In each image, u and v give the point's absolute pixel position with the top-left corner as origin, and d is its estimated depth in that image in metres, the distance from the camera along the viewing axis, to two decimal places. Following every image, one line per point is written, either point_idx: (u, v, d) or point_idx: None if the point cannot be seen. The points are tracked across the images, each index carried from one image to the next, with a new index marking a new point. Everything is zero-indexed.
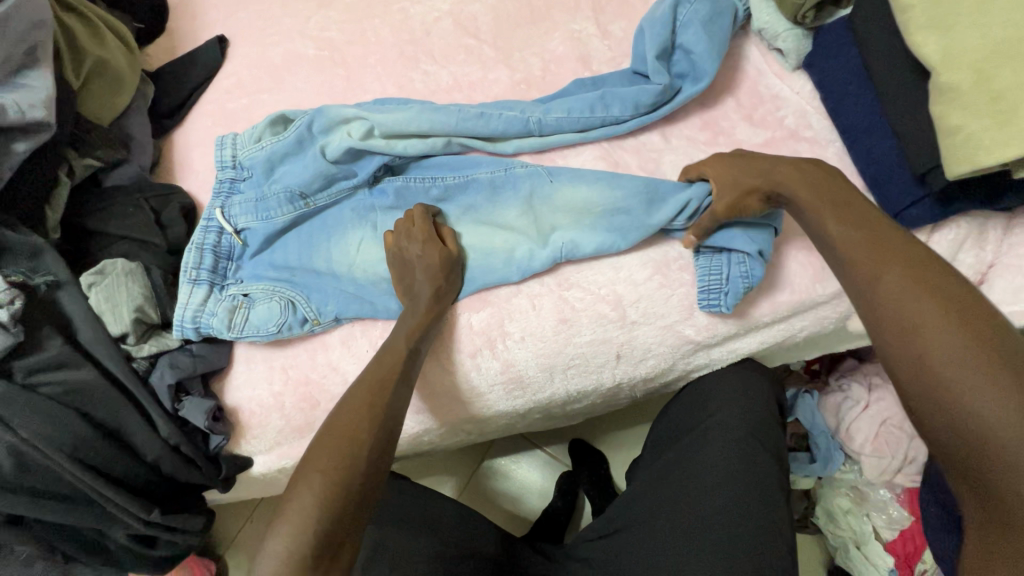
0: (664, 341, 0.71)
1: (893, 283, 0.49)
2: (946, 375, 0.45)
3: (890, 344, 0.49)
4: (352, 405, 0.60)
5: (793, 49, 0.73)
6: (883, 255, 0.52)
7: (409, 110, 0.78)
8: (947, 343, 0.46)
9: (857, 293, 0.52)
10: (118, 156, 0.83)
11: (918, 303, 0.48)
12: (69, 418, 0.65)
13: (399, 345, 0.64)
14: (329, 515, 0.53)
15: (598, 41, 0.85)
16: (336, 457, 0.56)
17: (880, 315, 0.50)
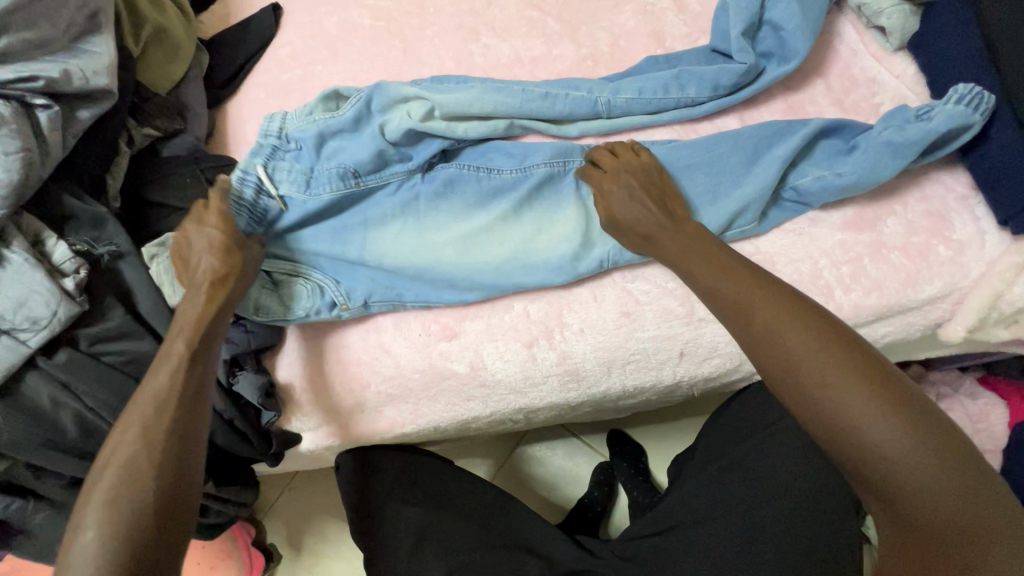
0: (733, 341, 0.67)
1: (772, 320, 0.51)
2: (863, 425, 0.46)
3: (802, 400, 0.49)
4: (167, 353, 0.57)
5: (898, 27, 0.65)
6: (763, 306, 0.52)
7: (473, 91, 0.73)
8: (857, 402, 0.47)
9: (743, 332, 0.53)
10: (174, 126, 0.82)
11: (812, 359, 0.49)
12: (130, 387, 0.65)
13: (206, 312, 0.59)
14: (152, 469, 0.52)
15: (673, 15, 0.80)
16: (138, 433, 0.53)
17: (759, 343, 0.51)
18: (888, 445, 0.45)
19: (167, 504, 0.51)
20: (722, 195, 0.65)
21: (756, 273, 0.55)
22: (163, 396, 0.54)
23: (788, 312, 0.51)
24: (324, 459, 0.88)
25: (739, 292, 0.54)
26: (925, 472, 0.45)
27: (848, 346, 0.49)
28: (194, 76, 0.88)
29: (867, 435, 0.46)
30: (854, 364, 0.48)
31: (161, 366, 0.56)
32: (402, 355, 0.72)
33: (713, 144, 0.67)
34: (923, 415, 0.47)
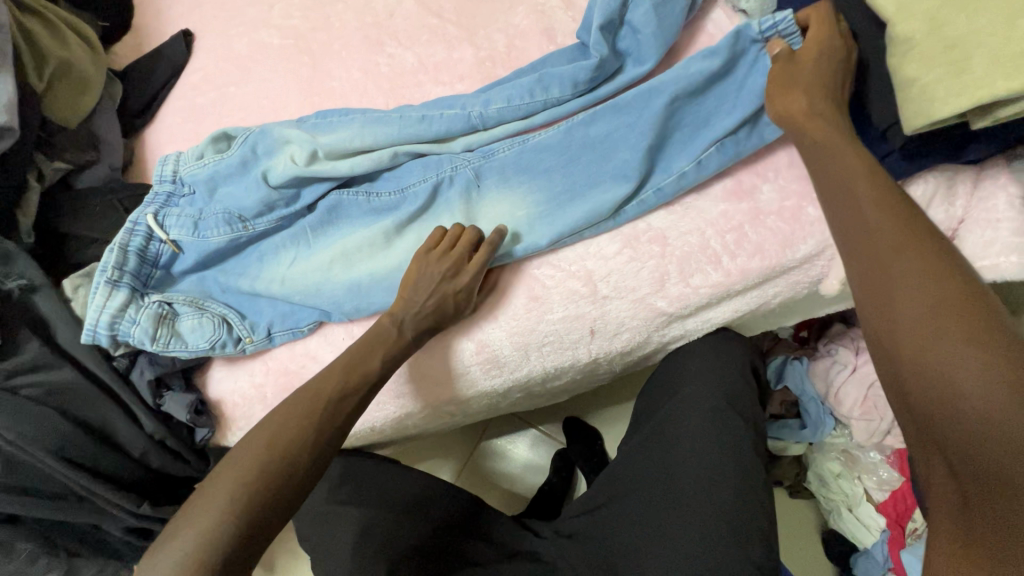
0: (637, 315, 0.70)
1: (905, 272, 0.47)
2: (965, 390, 0.41)
3: (918, 364, 0.44)
4: (286, 413, 0.60)
5: (757, 8, 0.71)
6: (906, 261, 0.47)
7: (353, 126, 0.78)
8: (967, 369, 0.42)
9: (867, 281, 0.49)
10: (87, 158, 0.83)
11: (969, 316, 0.44)
12: (53, 418, 0.66)
13: (379, 345, 0.66)
14: (265, 497, 0.54)
15: (563, 13, 0.84)
16: (257, 462, 0.56)
17: (880, 291, 0.48)
18: (983, 403, 0.40)
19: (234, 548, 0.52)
20: (579, 197, 0.71)
21: (916, 220, 0.50)
22: (271, 458, 0.56)
23: (940, 273, 0.46)
24: None
25: (884, 242, 0.49)
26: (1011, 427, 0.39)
27: (968, 297, 0.45)
28: (106, 107, 0.89)
29: (964, 401, 0.41)
30: (973, 329, 0.43)
31: (268, 423, 0.59)
32: (328, 360, 0.75)
33: (568, 151, 0.73)
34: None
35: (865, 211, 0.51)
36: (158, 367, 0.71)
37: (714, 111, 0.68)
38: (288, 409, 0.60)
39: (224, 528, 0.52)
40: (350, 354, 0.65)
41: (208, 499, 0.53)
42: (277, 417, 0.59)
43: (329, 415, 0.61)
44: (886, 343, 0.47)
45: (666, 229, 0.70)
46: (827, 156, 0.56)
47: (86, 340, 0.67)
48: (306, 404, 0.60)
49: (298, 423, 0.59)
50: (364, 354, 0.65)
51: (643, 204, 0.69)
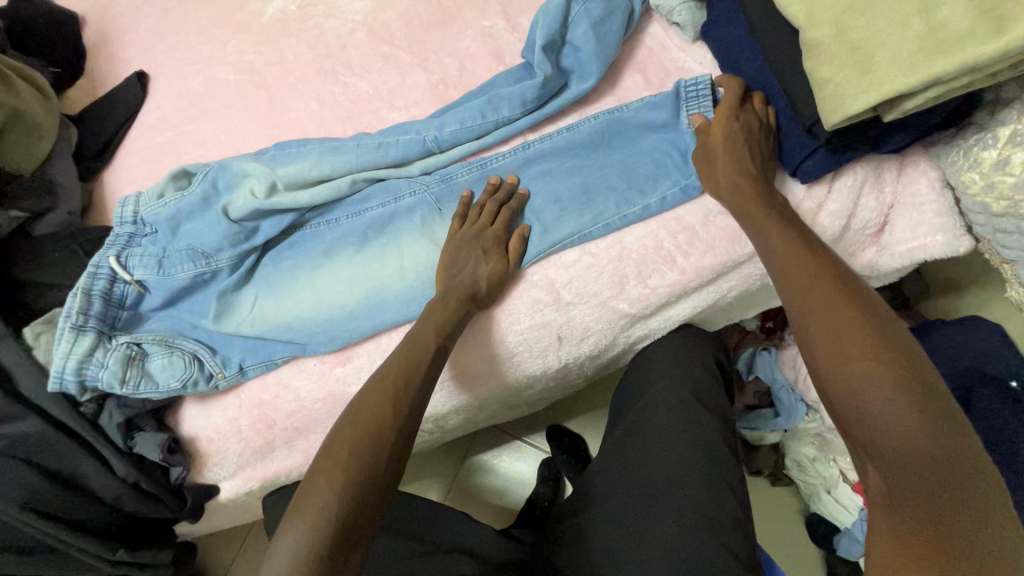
0: (601, 318, 0.73)
1: (817, 295, 0.54)
2: (861, 385, 0.49)
3: (822, 367, 0.52)
4: (368, 407, 0.60)
5: (689, 21, 0.75)
6: (826, 281, 0.55)
7: (311, 157, 0.79)
8: (876, 381, 0.48)
9: (794, 309, 0.56)
10: (44, 205, 0.83)
11: (833, 316, 0.53)
12: (16, 468, 0.65)
13: (430, 325, 0.66)
14: (364, 466, 0.56)
15: (509, 35, 0.87)
16: (358, 437, 0.57)
17: (807, 313, 0.55)
18: (891, 404, 0.47)
19: (343, 529, 0.52)
20: (540, 214, 0.73)
21: (813, 246, 0.58)
22: (341, 503, 0.53)
23: (844, 293, 0.54)
24: (252, 506, 0.89)
25: (796, 270, 0.57)
26: (922, 420, 0.46)
27: (869, 311, 0.53)
28: (61, 152, 0.88)
29: (865, 392, 0.48)
30: (864, 339, 0.51)
31: (334, 474, 0.55)
32: (301, 388, 0.75)
33: (525, 168, 0.77)
34: (903, 369, 0.48)
35: (779, 253, 0.59)
36: (127, 410, 0.70)
37: (667, 152, 0.73)
38: (341, 449, 0.57)
39: (328, 504, 0.53)
40: (394, 391, 0.61)
41: (319, 473, 0.55)
42: (343, 465, 0.55)
43: (400, 445, 0.59)
44: (807, 352, 0.54)
45: (623, 230, 0.72)
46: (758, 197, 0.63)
47: (52, 388, 0.66)
48: (356, 452, 0.56)
49: (359, 475, 0.55)
50: (406, 387, 0.62)
51: (608, 229, 0.72)
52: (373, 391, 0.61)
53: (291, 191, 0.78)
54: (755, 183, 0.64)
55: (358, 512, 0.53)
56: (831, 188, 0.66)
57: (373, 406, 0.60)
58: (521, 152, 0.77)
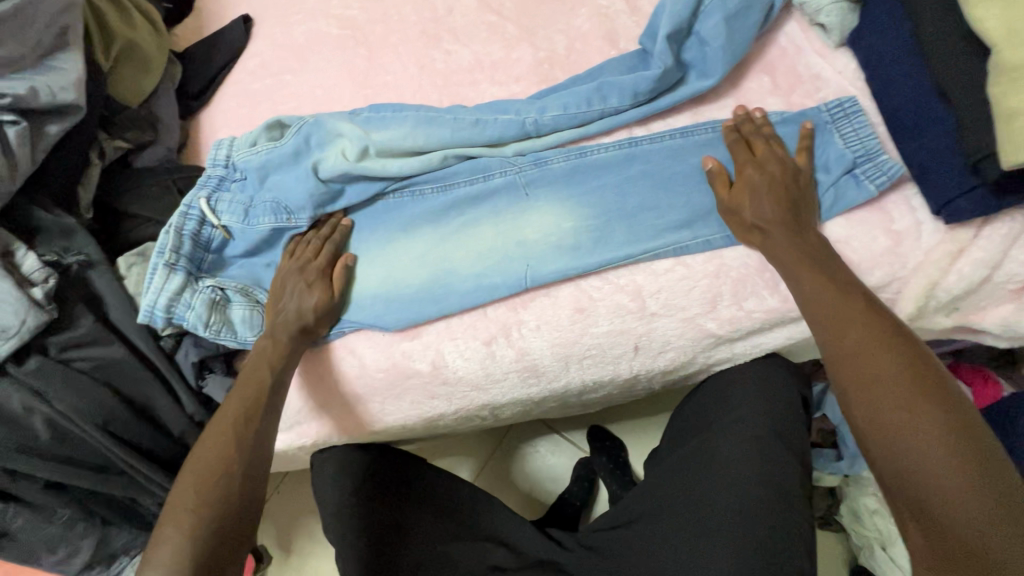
0: (684, 334, 0.69)
1: (860, 341, 0.53)
2: (937, 472, 0.45)
3: (859, 415, 0.51)
4: (209, 441, 0.60)
5: (838, 24, 0.67)
6: (906, 354, 0.52)
7: (405, 125, 0.77)
8: (919, 434, 0.47)
9: (831, 353, 0.55)
10: (145, 139, 0.85)
11: (906, 390, 0.49)
12: (99, 391, 0.67)
13: (261, 364, 0.66)
14: (187, 506, 0.55)
15: (626, 17, 0.82)
16: (197, 473, 0.58)
17: (846, 361, 0.53)
18: (932, 456, 0.46)
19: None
20: (632, 219, 0.70)
21: (867, 296, 0.56)
22: (184, 548, 0.53)
23: (887, 340, 0.52)
24: (301, 459, 0.91)
25: (842, 312, 0.55)
26: (964, 476, 0.45)
27: (916, 360, 0.51)
28: (166, 88, 0.90)
29: (937, 479, 0.45)
30: (906, 390, 0.49)
31: (190, 500, 0.56)
32: (365, 355, 0.74)
33: (624, 164, 0.73)
34: (948, 424, 0.47)
35: (822, 290, 0.56)
36: (203, 350, 0.72)
37: (783, 176, 0.65)
38: (182, 492, 0.57)
39: (186, 547, 0.53)
40: (232, 424, 0.61)
41: (167, 514, 0.56)
42: (195, 494, 0.56)
43: (249, 480, 0.59)
44: (845, 401, 0.53)
45: (724, 247, 0.67)
46: (793, 240, 0.59)
47: (142, 321, 0.69)
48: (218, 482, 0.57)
49: (210, 505, 0.56)
50: (252, 417, 0.62)
51: (709, 247, 0.67)
52: (217, 425, 0.62)
53: (380, 157, 0.76)
54: (784, 211, 0.61)
55: (203, 559, 0.53)
56: (979, 233, 0.58)
57: (209, 442, 0.60)
58: (624, 148, 0.73)
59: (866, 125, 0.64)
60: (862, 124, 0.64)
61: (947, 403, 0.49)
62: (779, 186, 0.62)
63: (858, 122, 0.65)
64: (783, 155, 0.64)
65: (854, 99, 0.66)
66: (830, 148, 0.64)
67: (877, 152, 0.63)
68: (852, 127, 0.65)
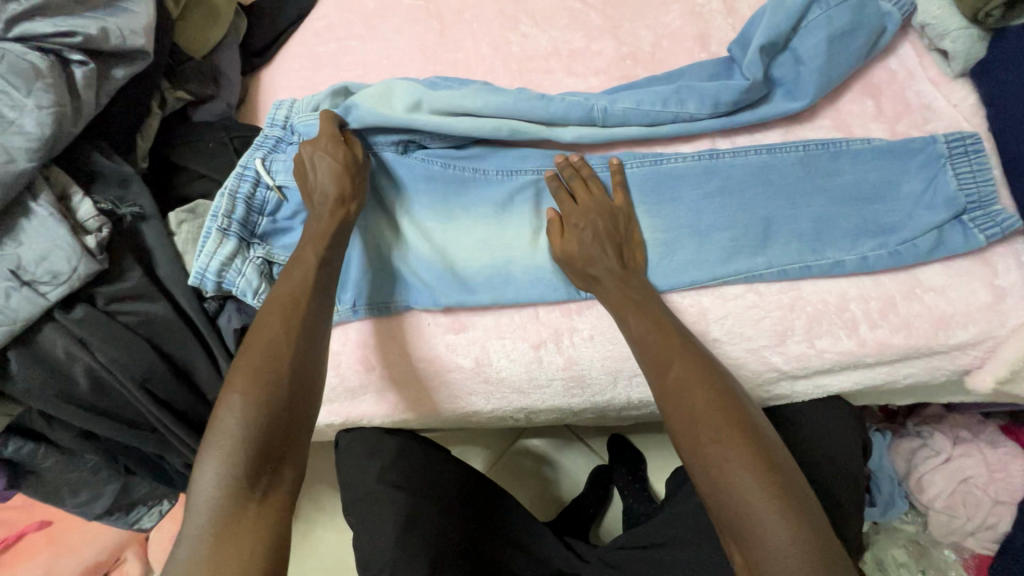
0: (747, 366, 0.64)
1: (677, 375, 0.54)
2: (764, 523, 0.47)
3: (684, 448, 0.52)
4: (262, 322, 0.57)
5: (962, 52, 0.63)
6: (704, 390, 0.53)
7: (466, 95, 0.72)
8: (735, 468, 0.49)
9: (653, 384, 0.56)
10: (208, 92, 0.82)
11: (733, 434, 0.51)
12: (142, 348, 0.66)
13: (308, 244, 0.63)
14: (258, 381, 0.52)
15: (721, 20, 0.77)
16: (259, 349, 0.54)
17: (666, 395, 0.54)
18: (755, 497, 0.48)
19: (263, 450, 0.50)
20: (712, 237, 0.65)
21: (678, 331, 0.59)
22: (249, 418, 0.50)
23: (698, 375, 0.55)
24: (324, 435, 0.90)
25: (657, 346, 0.57)
26: (795, 526, 0.46)
27: (709, 394, 0.53)
28: (230, 42, 0.87)
29: (769, 533, 0.46)
30: (731, 429, 0.51)
31: (233, 393, 0.52)
32: (409, 343, 0.72)
33: (709, 173, 0.67)
34: (744, 459, 0.49)
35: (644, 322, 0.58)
36: (245, 316, 0.71)
37: (881, 211, 0.62)
38: (239, 372, 0.53)
39: (244, 420, 0.50)
40: (283, 308, 0.58)
41: (227, 391, 0.52)
42: (244, 390, 0.51)
43: (301, 371, 0.55)
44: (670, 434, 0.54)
45: (801, 278, 0.63)
46: (618, 275, 0.62)
47: (192, 283, 0.68)
48: (267, 377, 0.52)
49: (265, 404, 0.51)
50: (297, 311, 0.58)
51: (784, 276, 0.63)
52: (266, 310, 0.58)
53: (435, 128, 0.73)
54: (614, 260, 0.62)
55: (271, 426, 0.51)
56: None
57: (264, 324, 0.57)
58: (704, 160, 0.68)
59: (987, 165, 0.59)
60: (982, 164, 0.60)
61: (761, 445, 0.51)
62: (605, 236, 0.63)
63: (978, 160, 0.60)
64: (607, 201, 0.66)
65: (979, 136, 0.61)
66: (941, 187, 0.61)
67: (990, 200, 0.59)
68: (972, 164, 0.60)
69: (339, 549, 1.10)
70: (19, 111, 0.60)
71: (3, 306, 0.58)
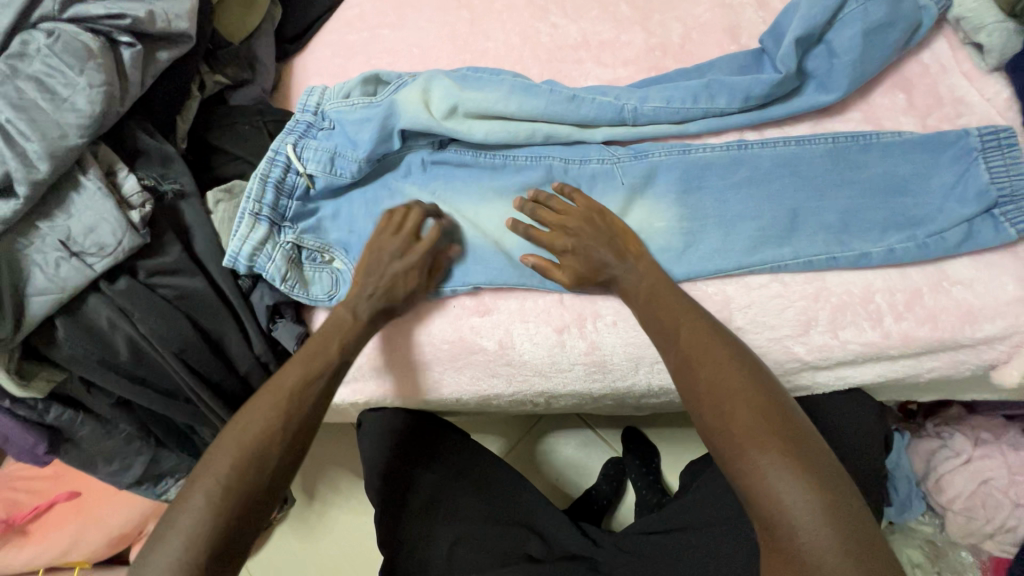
0: (769, 355, 0.64)
1: (695, 351, 0.56)
2: (776, 492, 0.47)
3: (703, 424, 0.53)
4: (253, 412, 0.57)
5: (998, 46, 0.63)
6: (709, 363, 0.54)
7: (499, 91, 0.74)
8: (752, 442, 0.49)
9: (672, 364, 0.57)
10: (243, 76, 0.86)
11: (737, 407, 0.51)
12: (179, 319, 0.68)
13: (334, 340, 0.64)
14: (235, 482, 0.53)
15: (752, 12, 0.77)
16: (240, 448, 0.55)
17: (685, 371, 0.55)
18: (773, 469, 0.47)
19: (219, 551, 0.51)
20: (736, 228, 0.65)
21: (693, 310, 0.59)
22: (214, 522, 0.51)
23: (716, 349, 0.56)
24: (345, 414, 0.92)
25: (675, 324, 0.58)
26: (812, 500, 0.46)
27: (727, 368, 0.54)
28: (266, 29, 0.90)
29: (782, 506, 0.46)
30: (749, 403, 0.51)
31: (209, 479, 0.53)
32: (434, 324, 0.73)
33: (735, 164, 0.68)
34: (762, 431, 0.49)
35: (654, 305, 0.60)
36: (278, 294, 0.73)
37: (909, 204, 0.62)
38: (218, 463, 0.54)
39: (207, 519, 0.51)
40: (284, 401, 0.58)
41: (195, 486, 0.53)
42: (221, 480, 0.53)
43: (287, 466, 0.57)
44: (690, 410, 0.54)
45: (827, 269, 0.63)
46: (626, 274, 0.63)
47: (226, 265, 0.70)
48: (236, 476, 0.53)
49: (231, 498, 0.53)
50: (302, 398, 0.59)
51: (809, 267, 0.63)
52: (263, 397, 0.58)
53: (469, 121, 0.74)
54: (610, 258, 0.64)
55: (231, 526, 0.52)
56: None
57: (257, 414, 0.57)
58: (732, 151, 0.68)
59: (1019, 160, 0.59)
60: (1014, 158, 0.60)
61: (780, 419, 0.50)
62: (593, 245, 0.65)
63: (1011, 155, 0.60)
64: (574, 207, 0.67)
65: (1013, 129, 0.60)
66: (972, 181, 0.61)
67: (1021, 194, 0.59)
68: (1004, 159, 0.60)
69: (355, 529, 1.12)
70: (71, 89, 0.63)
71: (54, 275, 0.62)
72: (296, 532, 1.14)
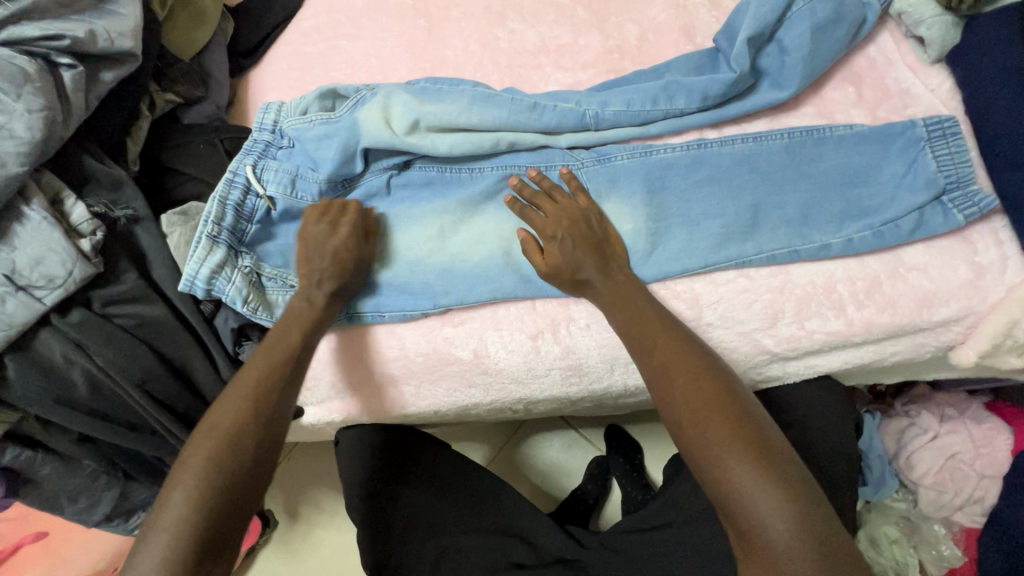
0: (739, 349, 0.66)
1: (669, 359, 0.56)
2: (751, 504, 0.47)
3: (678, 433, 0.53)
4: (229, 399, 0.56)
5: (938, 38, 0.65)
6: (685, 374, 0.55)
7: (459, 102, 0.73)
8: (726, 450, 0.50)
9: (646, 371, 0.57)
10: (197, 93, 0.82)
11: (711, 419, 0.52)
12: (139, 349, 0.66)
13: (295, 325, 0.63)
14: (215, 465, 0.52)
15: (706, 12, 0.78)
16: (218, 438, 0.54)
17: (658, 378, 0.55)
18: (747, 477, 0.48)
19: (206, 539, 0.50)
20: (703, 225, 0.66)
21: (666, 321, 0.60)
22: (195, 509, 0.50)
23: (688, 359, 0.56)
24: (321, 433, 0.90)
25: (648, 332, 0.58)
26: (785, 505, 0.47)
27: (699, 377, 0.54)
28: (217, 43, 0.87)
29: (755, 510, 0.47)
30: (721, 413, 0.52)
31: (187, 475, 0.52)
32: (407, 337, 0.72)
33: (697, 164, 0.68)
34: (735, 439, 0.50)
35: (631, 316, 0.60)
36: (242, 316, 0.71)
37: (864, 195, 0.64)
38: (196, 454, 0.53)
39: (190, 505, 0.50)
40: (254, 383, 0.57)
41: (179, 480, 0.52)
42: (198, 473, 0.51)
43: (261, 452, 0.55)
44: (665, 419, 0.54)
45: (790, 263, 0.64)
46: (606, 280, 0.63)
47: (183, 289, 0.67)
48: (219, 491, 0.51)
49: (213, 486, 0.51)
50: (270, 384, 0.58)
51: (773, 261, 0.64)
52: (235, 384, 0.58)
53: (431, 132, 0.73)
54: (592, 258, 0.63)
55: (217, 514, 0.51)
56: None
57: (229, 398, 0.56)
58: (693, 150, 0.69)
59: (964, 148, 0.62)
60: (958, 145, 0.62)
61: (751, 427, 0.51)
62: (582, 241, 0.64)
63: (956, 143, 0.62)
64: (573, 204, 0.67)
65: (955, 119, 0.63)
66: (921, 170, 0.63)
67: (968, 179, 0.62)
68: (951, 146, 0.62)
69: (340, 547, 1.11)
70: (8, 115, 0.60)
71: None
72: (278, 554, 1.11)
